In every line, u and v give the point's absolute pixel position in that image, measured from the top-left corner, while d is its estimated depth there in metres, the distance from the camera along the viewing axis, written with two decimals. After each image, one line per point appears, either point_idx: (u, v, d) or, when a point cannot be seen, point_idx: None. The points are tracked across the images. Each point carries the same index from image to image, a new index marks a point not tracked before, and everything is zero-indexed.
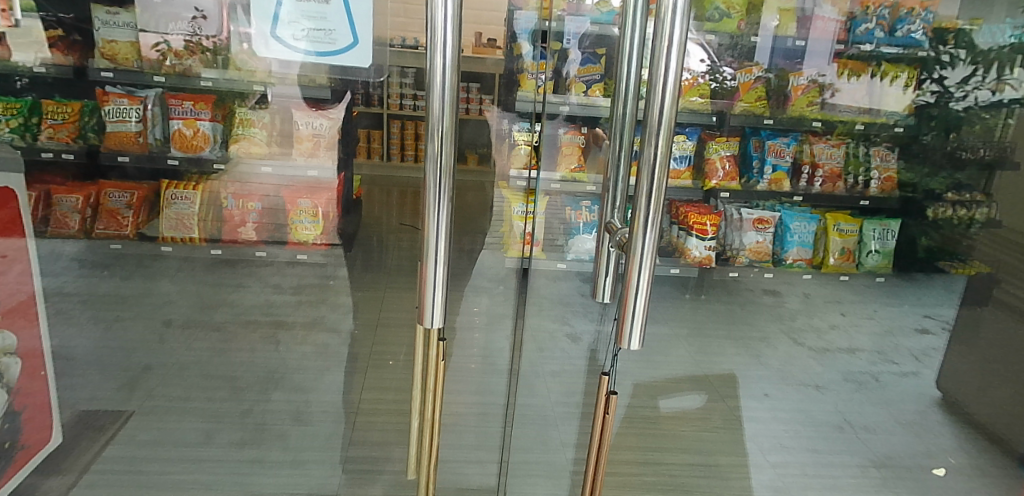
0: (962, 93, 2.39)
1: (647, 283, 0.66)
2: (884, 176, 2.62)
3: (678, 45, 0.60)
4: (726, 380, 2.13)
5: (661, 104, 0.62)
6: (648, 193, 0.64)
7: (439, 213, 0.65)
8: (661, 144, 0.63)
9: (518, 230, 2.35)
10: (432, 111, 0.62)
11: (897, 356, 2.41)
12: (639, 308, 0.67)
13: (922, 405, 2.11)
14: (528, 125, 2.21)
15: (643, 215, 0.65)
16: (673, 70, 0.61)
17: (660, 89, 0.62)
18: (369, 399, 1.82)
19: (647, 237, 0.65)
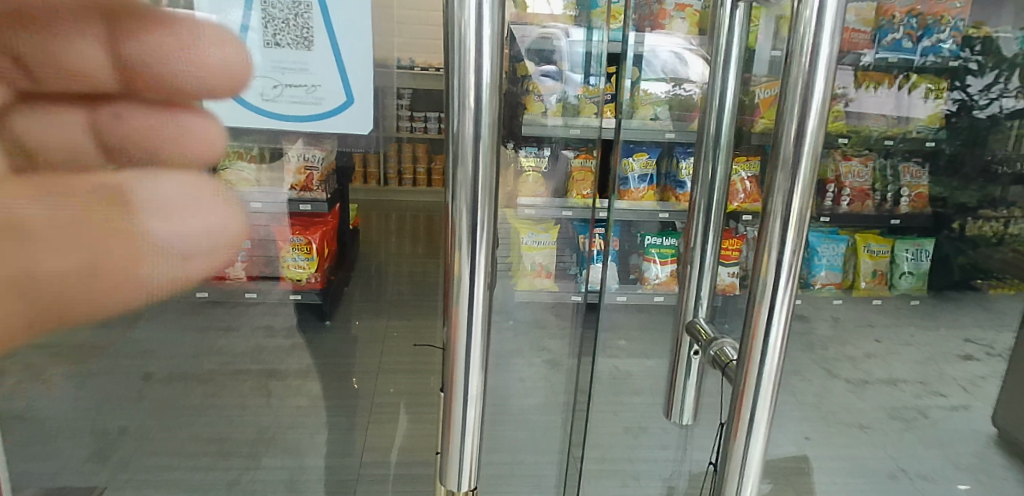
0: (986, 100, 2.24)
1: (775, 371, 0.52)
2: (915, 193, 2.44)
3: (828, 65, 0.45)
4: (797, 466, 1.78)
5: (800, 147, 0.46)
6: (777, 268, 0.49)
7: (472, 320, 0.46)
8: (799, 194, 0.48)
9: (528, 262, 2.29)
10: (457, 173, 0.42)
11: (943, 387, 2.24)
12: (762, 417, 0.53)
13: (979, 446, 1.94)
14: (535, 150, 2.15)
15: (768, 296, 0.50)
16: (818, 91, 0.45)
17: (802, 118, 0.46)
18: (372, 464, 1.66)
19: (775, 327, 0.51)
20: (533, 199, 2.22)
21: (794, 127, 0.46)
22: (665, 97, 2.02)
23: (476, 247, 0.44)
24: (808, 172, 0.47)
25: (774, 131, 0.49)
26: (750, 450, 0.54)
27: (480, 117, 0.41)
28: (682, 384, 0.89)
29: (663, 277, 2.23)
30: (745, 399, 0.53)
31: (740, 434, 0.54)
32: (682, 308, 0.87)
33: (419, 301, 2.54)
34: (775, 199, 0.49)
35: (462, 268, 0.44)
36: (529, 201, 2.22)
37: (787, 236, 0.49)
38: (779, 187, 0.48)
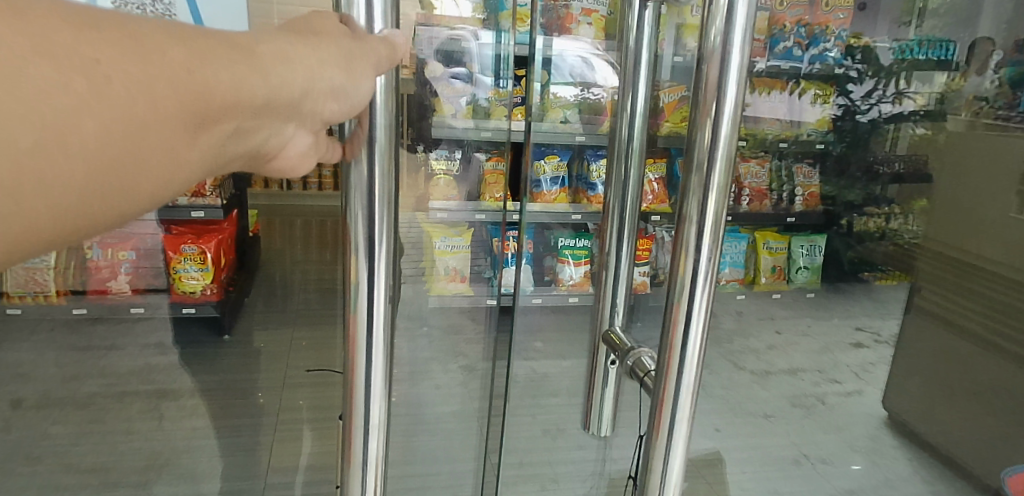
0: (867, 106, 2.41)
1: (692, 390, 0.49)
2: (807, 193, 2.61)
3: (741, 63, 0.42)
4: (711, 461, 1.82)
5: (716, 148, 0.44)
6: (693, 278, 0.46)
7: (373, 344, 0.41)
8: (714, 197, 0.45)
9: (442, 266, 2.34)
10: (352, 181, 0.38)
11: (839, 374, 2.37)
12: (679, 439, 0.50)
13: (872, 429, 2.08)
14: (446, 154, 2.26)
15: (683, 305, 0.47)
16: (735, 90, 0.43)
17: (712, 119, 0.43)
18: (279, 485, 1.56)
19: (691, 341, 0.47)
20: (445, 203, 2.28)
21: (709, 125, 0.43)
22: (574, 100, 2.00)
23: (376, 262, 0.39)
24: (723, 173, 0.44)
25: (689, 132, 0.46)
26: (671, 461, 0.50)
27: (375, 117, 0.37)
28: (601, 394, 0.88)
29: (576, 279, 2.25)
30: (662, 419, 0.50)
31: (658, 459, 0.50)
32: (599, 318, 0.85)
33: (327, 311, 2.44)
34: (691, 201, 0.45)
35: (360, 289, 0.40)
36: (441, 205, 2.28)
37: (703, 241, 0.45)
38: (694, 190, 0.45)
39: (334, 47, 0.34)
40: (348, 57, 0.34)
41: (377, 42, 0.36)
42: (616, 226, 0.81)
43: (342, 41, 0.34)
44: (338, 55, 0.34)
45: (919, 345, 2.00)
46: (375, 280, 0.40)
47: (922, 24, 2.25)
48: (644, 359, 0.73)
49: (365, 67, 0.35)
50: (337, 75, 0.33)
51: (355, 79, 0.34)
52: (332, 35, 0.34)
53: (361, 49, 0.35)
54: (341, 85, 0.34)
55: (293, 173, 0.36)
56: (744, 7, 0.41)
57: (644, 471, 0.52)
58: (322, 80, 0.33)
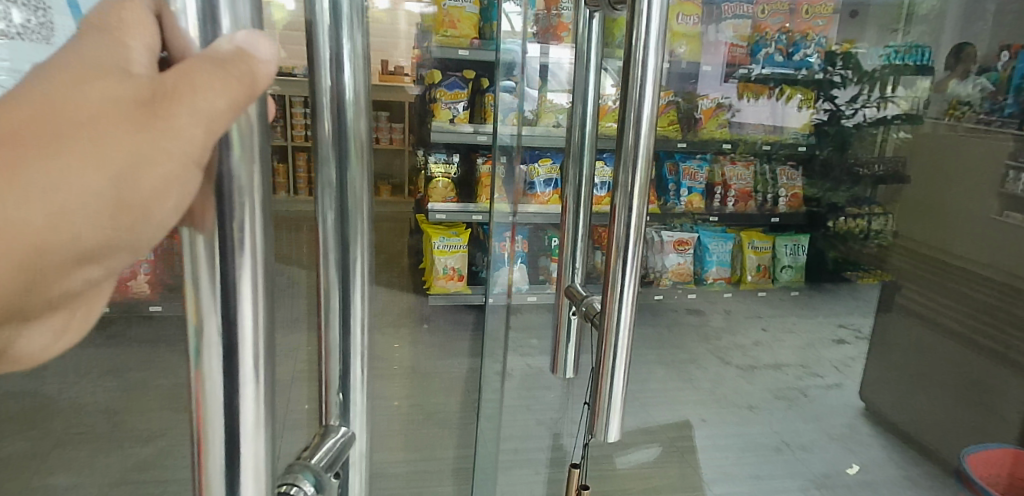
0: (853, 110, 2.48)
1: (628, 331, 0.58)
2: (791, 194, 2.66)
3: (657, 63, 0.52)
4: (695, 445, 1.93)
5: (639, 143, 0.53)
6: (625, 238, 0.56)
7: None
8: (639, 170, 0.54)
9: (441, 265, 2.45)
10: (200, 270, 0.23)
11: (820, 368, 2.48)
12: (620, 373, 0.59)
13: (850, 418, 2.18)
14: (444, 157, 2.38)
15: (620, 261, 0.56)
16: (650, 85, 0.52)
17: (633, 117, 0.53)
18: None
19: (625, 293, 0.57)
20: (444, 205, 2.39)
21: (632, 119, 0.53)
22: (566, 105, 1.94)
23: (238, 336, 0.23)
24: (646, 156, 0.54)
25: (619, 130, 0.55)
26: (615, 388, 0.59)
27: (229, 164, 0.22)
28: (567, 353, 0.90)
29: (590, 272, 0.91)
30: (606, 360, 0.59)
31: (603, 394, 0.60)
32: (561, 276, 0.89)
33: None
34: (622, 179, 0.55)
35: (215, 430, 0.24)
36: (440, 207, 2.38)
37: (633, 213, 0.55)
38: (624, 174, 0.55)
39: (92, 172, 0.18)
40: (118, 190, 0.18)
41: (190, 108, 0.19)
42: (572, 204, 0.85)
43: (111, 135, 0.18)
44: (100, 184, 0.18)
45: (897, 334, 2.13)
46: (236, 372, 0.24)
47: (909, 31, 2.37)
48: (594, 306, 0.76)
49: (162, 182, 0.19)
50: (91, 233, 0.18)
51: (137, 212, 0.19)
52: (95, 120, 0.18)
53: (153, 148, 0.19)
54: (102, 240, 0.19)
55: (33, 358, 0.21)
56: (656, 20, 0.51)
57: (594, 402, 0.62)
58: (67, 241, 0.18)
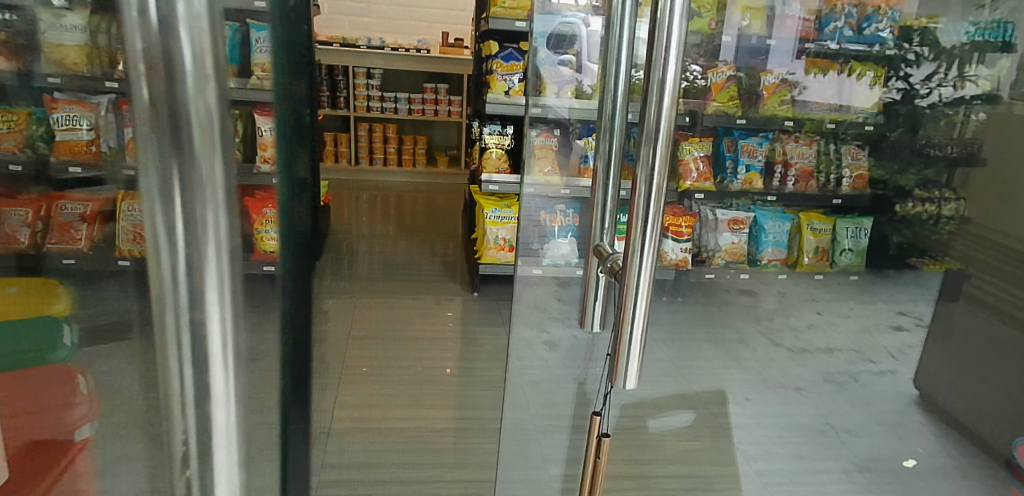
0: (927, 89, 2.35)
1: (647, 292, 0.61)
2: (855, 175, 2.58)
3: (680, 42, 0.54)
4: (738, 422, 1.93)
5: (660, 116, 0.56)
6: (646, 204, 0.58)
7: None
8: (661, 144, 0.57)
9: (493, 236, 2.46)
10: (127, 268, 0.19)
11: (875, 355, 2.41)
12: (639, 330, 0.62)
13: (902, 405, 2.13)
14: (498, 129, 2.45)
15: (639, 225, 0.59)
16: (674, 63, 0.54)
17: (656, 95, 0.55)
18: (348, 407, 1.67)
19: (645, 256, 0.60)
20: (495, 176, 2.41)
21: (654, 90, 0.55)
22: None
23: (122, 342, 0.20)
24: (667, 125, 0.56)
25: (642, 101, 0.57)
26: (633, 343, 0.63)
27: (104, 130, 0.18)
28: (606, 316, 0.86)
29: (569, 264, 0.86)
30: (624, 318, 0.62)
31: (622, 347, 0.64)
32: (592, 236, 0.87)
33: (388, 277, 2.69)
34: (644, 145, 0.57)
35: None
36: (494, 178, 2.39)
37: (653, 179, 0.58)
38: (646, 141, 0.57)
39: None
40: None
41: None
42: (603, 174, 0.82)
43: None
44: None
45: (960, 323, 2.05)
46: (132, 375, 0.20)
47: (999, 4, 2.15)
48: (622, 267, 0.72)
49: None
50: None
51: None
52: None
53: None
54: None
55: None
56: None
57: (615, 355, 0.65)
58: None
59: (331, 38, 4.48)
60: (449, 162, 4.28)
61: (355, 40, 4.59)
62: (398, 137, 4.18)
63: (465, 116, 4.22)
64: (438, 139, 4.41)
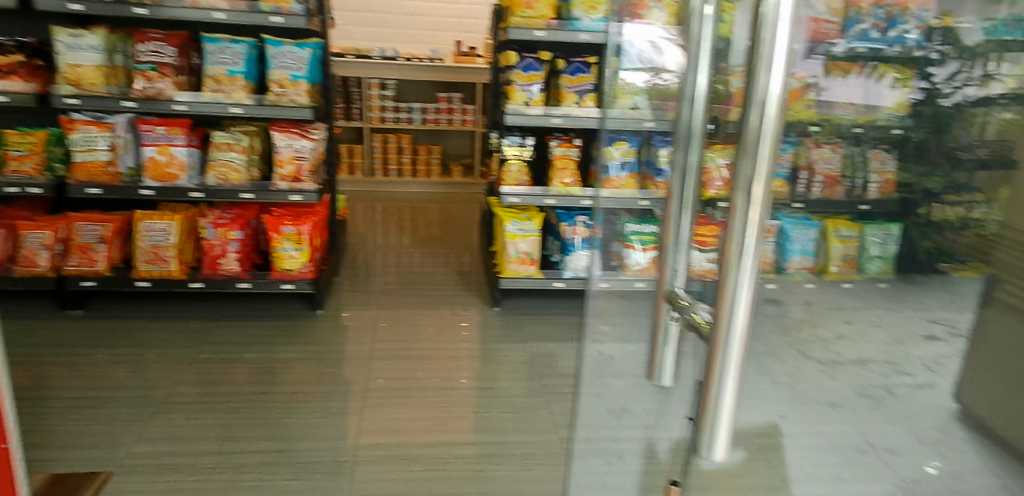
0: (951, 88, 2.02)
1: (743, 337, 0.54)
2: (883, 181, 2.16)
3: (789, 48, 0.47)
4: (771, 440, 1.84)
5: (763, 129, 0.48)
6: (743, 239, 0.51)
7: None
8: (763, 159, 0.49)
9: (513, 249, 2.39)
10: None
11: (908, 366, 2.29)
12: (732, 377, 0.55)
13: (942, 421, 2.08)
14: (517, 140, 2.38)
15: (736, 259, 0.52)
16: (779, 70, 0.47)
17: (756, 105, 0.48)
18: (369, 430, 1.62)
19: (742, 293, 0.52)
20: (516, 188, 2.37)
21: (758, 105, 0.48)
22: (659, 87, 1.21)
23: None
24: (770, 145, 0.49)
25: (741, 112, 0.50)
26: (725, 392, 0.55)
27: None
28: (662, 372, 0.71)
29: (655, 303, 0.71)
30: (716, 362, 0.55)
31: (710, 398, 0.56)
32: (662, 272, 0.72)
33: (404, 290, 2.64)
34: (745, 167, 0.50)
35: None
36: (513, 190, 2.34)
37: (753, 209, 0.50)
38: (747, 163, 0.50)
39: None
40: None
41: None
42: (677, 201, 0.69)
43: None
44: None
45: (1002, 336, 1.97)
46: None
47: None
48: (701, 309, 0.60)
49: None
50: None
51: None
52: None
53: None
54: None
55: None
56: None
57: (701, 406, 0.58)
58: None
59: (343, 48, 4.44)
60: (462, 171, 4.22)
61: (368, 50, 4.55)
62: (412, 147, 4.13)
63: (478, 124, 4.16)
64: (450, 148, 4.39)
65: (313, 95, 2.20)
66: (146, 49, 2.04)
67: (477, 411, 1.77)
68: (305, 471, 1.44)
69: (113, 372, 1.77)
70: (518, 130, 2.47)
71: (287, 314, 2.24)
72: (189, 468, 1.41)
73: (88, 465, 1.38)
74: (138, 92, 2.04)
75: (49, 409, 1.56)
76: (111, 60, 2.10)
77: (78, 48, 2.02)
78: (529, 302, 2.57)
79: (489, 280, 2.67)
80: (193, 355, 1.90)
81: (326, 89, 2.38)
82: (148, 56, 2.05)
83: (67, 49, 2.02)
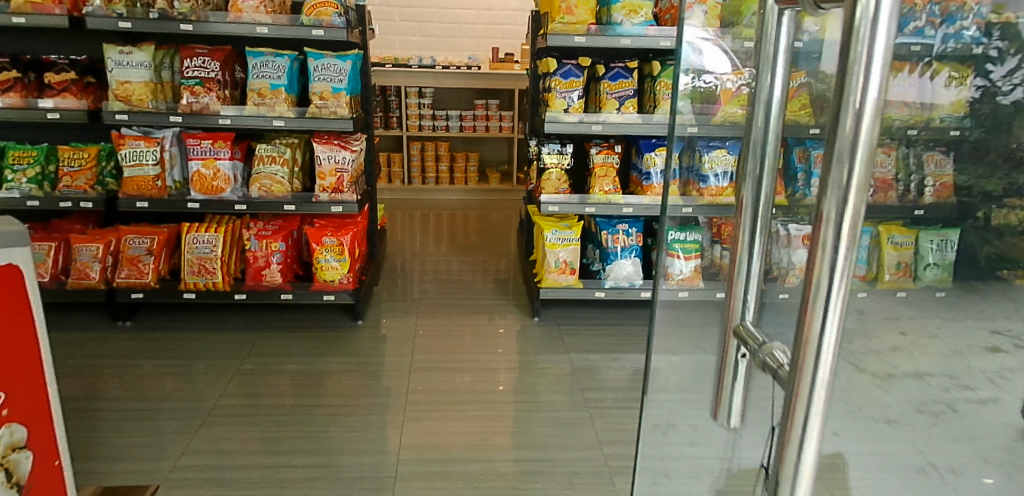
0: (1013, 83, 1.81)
1: (826, 389, 0.44)
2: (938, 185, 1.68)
3: (891, 38, 0.37)
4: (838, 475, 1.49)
5: (858, 137, 0.39)
6: (829, 279, 0.41)
7: None
8: (857, 174, 0.39)
9: (553, 258, 2.35)
10: None
11: (970, 380, 2.14)
12: (812, 439, 0.45)
13: (1009, 439, 1.95)
14: (558, 147, 2.36)
15: (820, 299, 0.42)
16: (878, 65, 0.37)
17: (851, 109, 0.38)
18: (409, 445, 1.61)
19: (828, 338, 0.42)
20: (555, 197, 2.33)
21: (850, 114, 0.38)
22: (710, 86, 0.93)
23: None
24: (865, 164, 0.39)
25: (829, 118, 0.41)
26: (804, 456, 0.45)
27: None
28: (728, 407, 0.63)
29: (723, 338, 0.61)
30: (794, 420, 0.45)
31: (785, 463, 0.47)
32: (729, 306, 0.60)
33: (442, 298, 2.63)
34: (828, 192, 0.40)
35: None
36: (552, 198, 2.31)
37: (840, 242, 0.41)
38: (832, 186, 0.40)
39: None
40: None
41: None
42: (748, 228, 0.57)
43: None
44: None
45: None
46: None
47: None
48: (775, 355, 0.51)
49: None
50: None
51: None
52: None
53: None
54: None
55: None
56: None
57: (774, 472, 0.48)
58: None
59: (382, 58, 4.48)
60: (500, 177, 4.21)
61: (406, 59, 4.59)
62: (449, 154, 4.14)
63: (516, 131, 4.14)
64: (488, 155, 4.42)
65: (353, 106, 2.21)
66: (193, 64, 2.08)
67: (517, 423, 1.74)
68: (346, 487, 1.43)
69: (161, 382, 1.80)
70: (558, 138, 2.44)
71: (329, 325, 2.25)
72: (232, 482, 1.41)
73: (135, 477, 1.40)
74: (184, 106, 2.08)
75: (100, 421, 1.59)
76: (158, 76, 2.15)
77: (128, 65, 2.08)
78: (569, 313, 2.52)
79: (528, 288, 2.64)
80: (237, 366, 1.92)
81: (366, 100, 2.39)
82: (194, 71, 2.09)
83: (117, 66, 2.08)
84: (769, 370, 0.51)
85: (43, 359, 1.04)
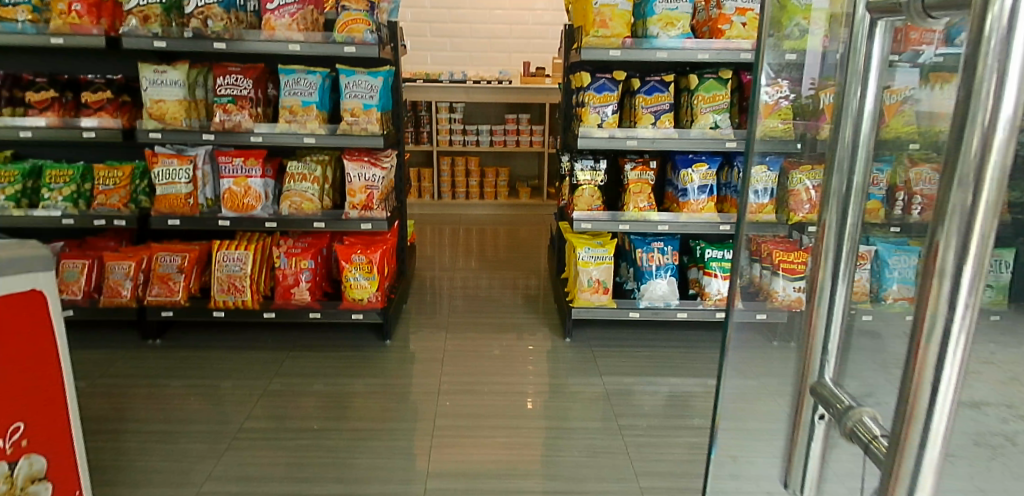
0: None
1: (935, 474, 0.35)
2: None
3: None
4: None
5: (986, 161, 0.30)
6: (943, 335, 0.33)
7: None
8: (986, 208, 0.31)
9: (586, 277, 2.29)
10: None
11: None
12: None
13: None
14: (590, 164, 2.30)
15: (930, 361, 0.34)
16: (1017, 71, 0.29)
17: (976, 125, 0.30)
18: (436, 473, 1.55)
19: (939, 412, 0.34)
20: (588, 214, 2.27)
21: (977, 131, 0.30)
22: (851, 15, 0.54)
23: None
24: (994, 192, 0.31)
25: (948, 136, 0.32)
26: None
27: None
28: (801, 474, 0.56)
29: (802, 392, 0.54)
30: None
31: None
32: (806, 356, 0.54)
33: (472, 315, 2.58)
34: (949, 222, 0.32)
35: None
36: (585, 216, 2.25)
37: (960, 294, 0.32)
38: (954, 213, 0.32)
39: None
40: None
41: None
42: (831, 260, 0.51)
43: None
44: None
45: None
46: None
47: None
48: (866, 423, 0.44)
49: None
50: None
51: None
52: None
53: None
54: None
55: None
56: None
57: None
58: None
59: (413, 73, 4.48)
60: (530, 192, 4.16)
61: (437, 74, 4.59)
62: (479, 169, 4.11)
63: (546, 145, 4.09)
64: (518, 169, 4.39)
65: (384, 123, 2.19)
66: (226, 82, 2.09)
67: (548, 451, 1.68)
68: None
69: (189, 403, 1.78)
70: (591, 154, 2.38)
71: (357, 344, 2.22)
72: None
73: None
74: (216, 124, 2.09)
75: (127, 443, 1.58)
76: (192, 94, 2.16)
77: (162, 84, 2.09)
78: (602, 333, 2.45)
79: (559, 307, 2.58)
80: (265, 387, 1.90)
81: (397, 116, 2.37)
82: (227, 89, 2.10)
83: (151, 85, 2.10)
84: (859, 440, 0.45)
85: (66, 396, 1.13)
